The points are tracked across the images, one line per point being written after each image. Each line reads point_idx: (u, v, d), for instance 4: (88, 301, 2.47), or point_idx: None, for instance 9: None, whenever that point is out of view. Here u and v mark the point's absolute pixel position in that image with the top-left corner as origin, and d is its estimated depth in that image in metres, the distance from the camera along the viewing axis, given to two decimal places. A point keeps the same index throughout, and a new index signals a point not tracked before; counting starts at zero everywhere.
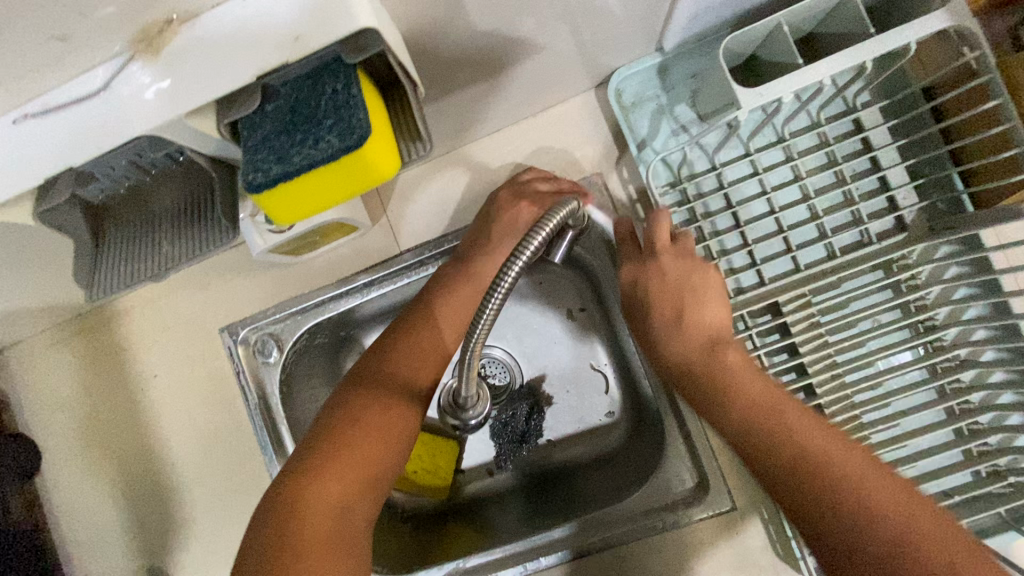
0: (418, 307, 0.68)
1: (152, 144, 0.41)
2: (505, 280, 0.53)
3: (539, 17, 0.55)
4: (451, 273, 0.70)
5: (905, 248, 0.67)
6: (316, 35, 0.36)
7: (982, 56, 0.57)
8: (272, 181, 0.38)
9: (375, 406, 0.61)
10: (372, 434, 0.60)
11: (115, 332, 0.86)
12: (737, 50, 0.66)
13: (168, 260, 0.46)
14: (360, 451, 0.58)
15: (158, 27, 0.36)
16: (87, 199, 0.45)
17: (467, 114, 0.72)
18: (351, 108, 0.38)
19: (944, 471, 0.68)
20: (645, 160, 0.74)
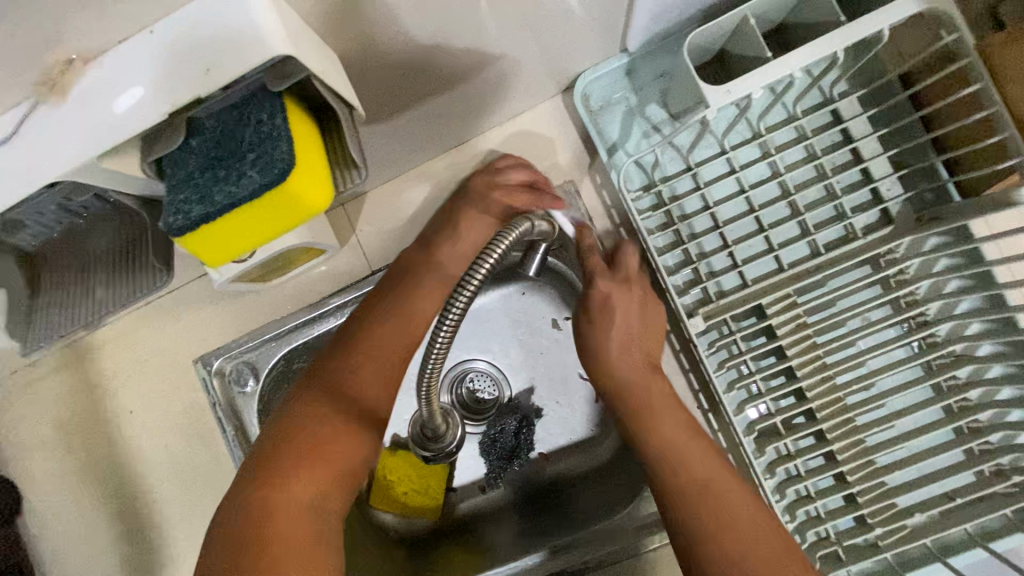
0: (366, 316, 0.63)
1: (75, 188, 0.39)
2: (455, 305, 0.53)
3: (490, 27, 0.53)
4: (412, 263, 0.65)
5: (891, 243, 0.64)
6: (226, 66, 0.33)
7: (959, 39, 0.55)
8: (194, 224, 0.36)
9: (331, 412, 0.58)
10: (333, 438, 0.57)
11: (90, 368, 0.85)
12: (704, 46, 0.64)
13: (108, 303, 0.48)
14: (324, 455, 0.55)
15: (60, 67, 0.34)
16: (18, 246, 0.43)
17: (430, 128, 0.70)
18: (275, 140, 0.36)
19: (945, 473, 0.65)
20: (617, 164, 0.71)
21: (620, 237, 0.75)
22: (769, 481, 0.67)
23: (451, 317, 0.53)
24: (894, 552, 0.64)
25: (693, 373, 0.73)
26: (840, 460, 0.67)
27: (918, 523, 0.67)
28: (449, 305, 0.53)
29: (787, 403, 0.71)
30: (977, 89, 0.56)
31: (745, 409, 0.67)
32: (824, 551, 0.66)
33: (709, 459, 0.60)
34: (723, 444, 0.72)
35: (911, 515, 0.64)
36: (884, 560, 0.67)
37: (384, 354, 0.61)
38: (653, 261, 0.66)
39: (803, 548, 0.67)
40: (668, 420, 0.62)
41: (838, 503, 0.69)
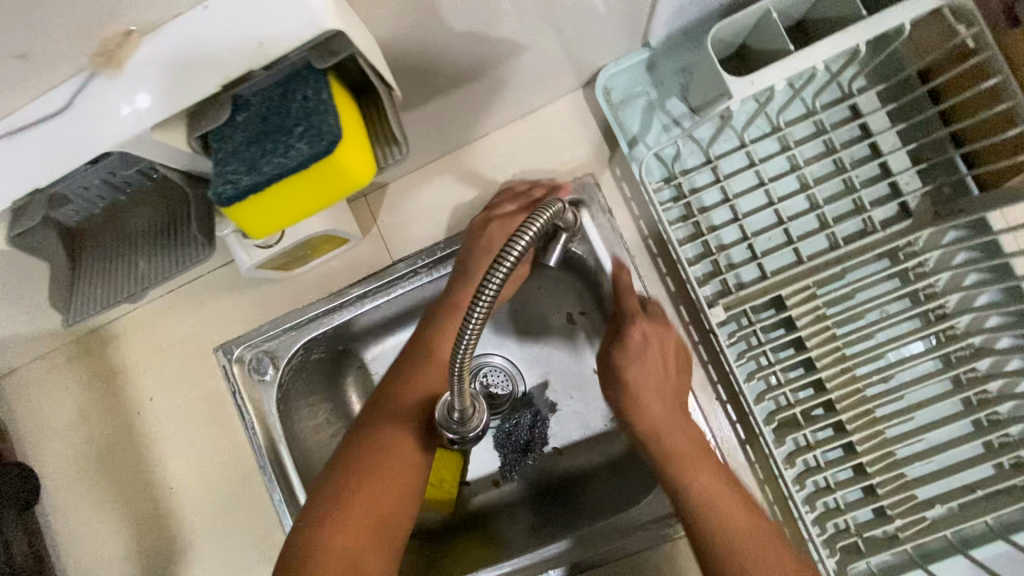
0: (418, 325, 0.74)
1: (123, 160, 0.40)
2: (488, 289, 0.46)
3: (519, 17, 0.54)
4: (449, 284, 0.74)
5: (911, 235, 0.65)
6: (281, 40, 0.34)
7: (979, 33, 0.56)
8: (242, 193, 0.36)
9: (382, 442, 0.65)
10: (391, 463, 0.64)
11: (110, 357, 0.85)
12: (725, 40, 0.65)
13: (145, 279, 0.44)
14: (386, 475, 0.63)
15: (117, 39, 0.34)
16: (63, 219, 0.44)
17: (453, 119, 0.71)
18: (322, 114, 0.37)
19: (964, 465, 0.65)
20: (637, 157, 0.72)
21: (639, 229, 0.76)
22: (789, 472, 0.68)
23: (482, 304, 0.46)
24: (915, 543, 0.64)
25: (712, 365, 0.74)
26: (860, 451, 0.67)
27: (937, 515, 0.67)
28: (479, 292, 0.46)
29: (806, 395, 0.71)
30: (997, 82, 0.57)
31: (765, 399, 0.68)
32: (843, 542, 0.66)
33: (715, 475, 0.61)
34: (742, 436, 0.72)
35: (931, 507, 0.64)
36: (903, 552, 0.67)
37: (415, 394, 0.69)
38: (674, 252, 0.67)
39: (822, 539, 0.67)
40: (685, 447, 0.63)
41: (857, 495, 0.69)
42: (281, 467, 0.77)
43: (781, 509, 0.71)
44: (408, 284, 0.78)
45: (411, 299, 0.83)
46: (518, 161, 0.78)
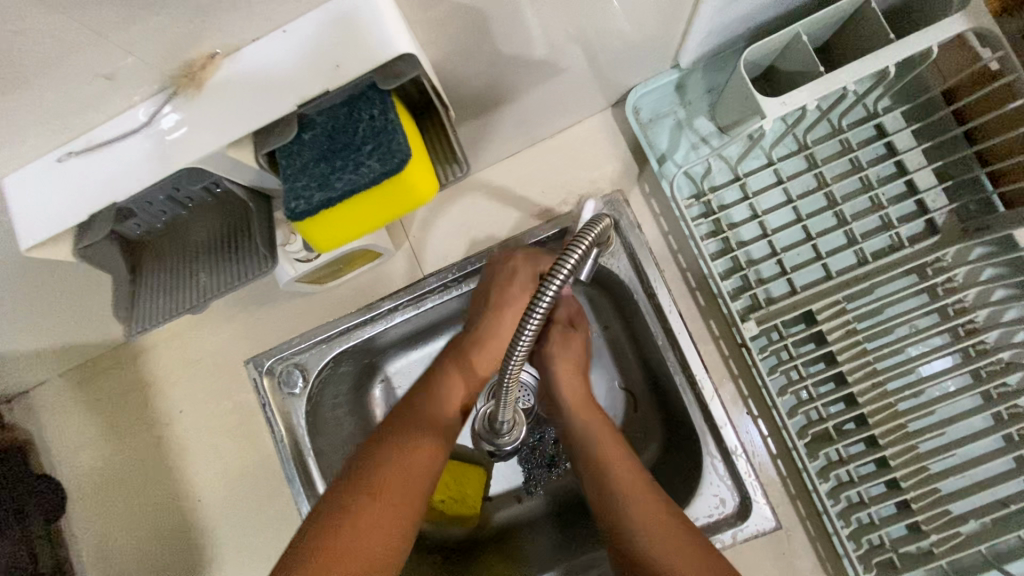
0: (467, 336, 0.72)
1: (192, 177, 0.41)
2: (535, 314, 0.46)
3: (559, 41, 0.56)
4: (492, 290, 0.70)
5: (939, 251, 0.66)
6: (354, 63, 0.36)
7: (1005, 56, 0.58)
8: (314, 208, 0.38)
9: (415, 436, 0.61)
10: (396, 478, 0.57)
11: (140, 368, 0.86)
12: (755, 62, 0.67)
13: (206, 291, 0.45)
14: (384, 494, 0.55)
15: (201, 62, 0.36)
16: (124, 232, 0.45)
17: (487, 138, 0.73)
18: (390, 134, 0.38)
19: (998, 481, 0.65)
20: (666, 174, 0.74)
21: (667, 244, 0.77)
22: (822, 487, 0.68)
23: (529, 330, 0.47)
24: (950, 559, 0.64)
25: (741, 379, 0.74)
26: (892, 466, 0.67)
27: (971, 531, 0.67)
28: (525, 321, 0.46)
29: (837, 409, 0.71)
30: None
31: (796, 413, 0.68)
32: (878, 558, 0.66)
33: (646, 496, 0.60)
34: (773, 450, 0.72)
35: (966, 522, 0.64)
36: (938, 568, 0.66)
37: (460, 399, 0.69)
38: (706, 267, 0.68)
39: (857, 555, 0.67)
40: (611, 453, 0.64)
41: (890, 510, 0.69)
42: (311, 480, 0.77)
43: (812, 524, 0.71)
44: (438, 298, 0.79)
45: (440, 313, 0.84)
46: (548, 178, 0.80)
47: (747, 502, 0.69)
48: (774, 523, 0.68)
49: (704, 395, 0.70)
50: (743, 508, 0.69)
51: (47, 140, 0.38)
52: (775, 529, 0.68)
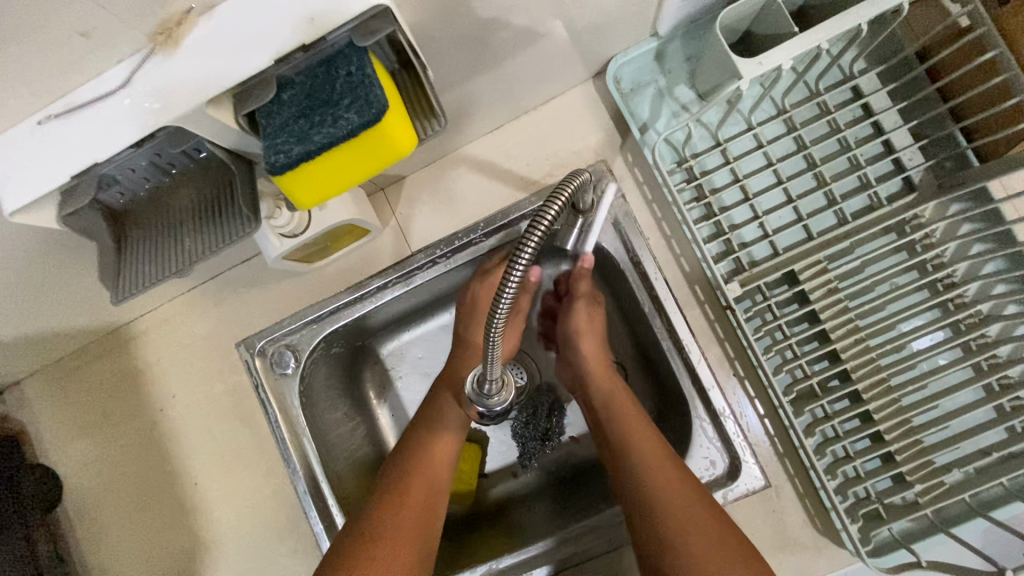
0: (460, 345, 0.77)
1: (171, 140, 0.41)
2: (517, 270, 0.46)
3: (536, 8, 0.57)
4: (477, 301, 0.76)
5: (916, 208, 0.67)
6: (331, 16, 0.37)
7: (975, 10, 0.59)
8: (294, 161, 0.39)
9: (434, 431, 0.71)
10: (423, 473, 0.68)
11: (131, 354, 0.86)
12: (731, 27, 0.68)
13: (192, 255, 0.45)
14: (417, 485, 0.67)
15: (176, 19, 0.37)
16: (107, 201, 0.45)
17: (470, 110, 0.73)
18: (367, 86, 0.39)
19: (979, 429, 0.67)
20: (648, 143, 0.74)
21: (652, 214, 0.78)
22: (808, 443, 0.69)
23: (511, 287, 0.46)
24: (934, 507, 0.66)
25: (728, 343, 0.75)
26: (876, 420, 0.69)
27: (956, 480, 0.68)
28: (507, 275, 0.46)
29: (821, 367, 0.72)
30: (995, 54, 0.59)
31: (782, 372, 0.69)
32: (864, 510, 0.68)
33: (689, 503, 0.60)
34: (760, 410, 0.74)
35: (949, 471, 0.66)
36: (924, 518, 0.68)
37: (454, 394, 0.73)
38: (689, 232, 0.69)
39: (843, 508, 0.68)
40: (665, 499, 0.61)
41: (876, 464, 0.71)
42: (307, 459, 0.77)
43: (801, 482, 0.73)
44: (427, 273, 0.80)
45: (430, 290, 0.85)
46: (531, 152, 0.81)
47: (736, 462, 0.70)
48: (763, 481, 0.69)
49: (691, 359, 0.71)
50: (734, 467, 0.70)
51: (27, 104, 0.38)
52: (764, 487, 0.69)
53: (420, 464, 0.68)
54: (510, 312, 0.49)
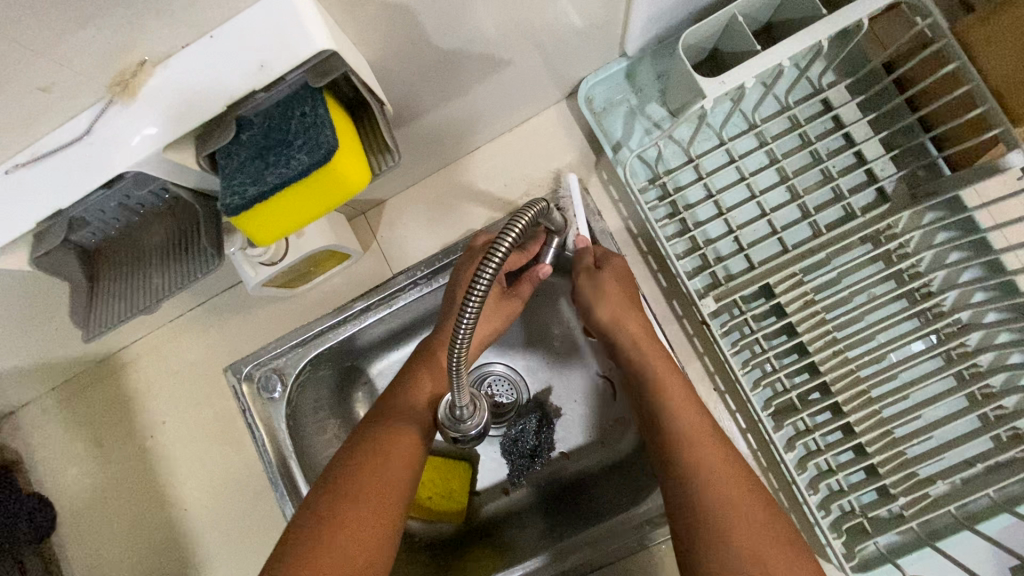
0: (426, 349, 0.73)
1: (137, 183, 0.43)
2: (484, 276, 0.46)
3: (501, 37, 0.58)
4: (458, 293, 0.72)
5: (889, 218, 0.67)
6: (278, 61, 0.38)
7: (934, 23, 0.60)
8: (249, 202, 0.40)
9: (398, 424, 0.66)
10: (387, 467, 0.62)
11: (122, 381, 0.88)
12: (697, 46, 0.69)
13: (160, 291, 0.47)
14: (377, 478, 0.61)
15: (132, 70, 0.38)
16: (81, 242, 0.47)
17: (445, 135, 0.74)
18: (319, 127, 0.40)
19: (963, 439, 0.66)
20: (621, 160, 0.75)
21: (629, 230, 0.79)
22: (790, 457, 0.69)
23: (479, 292, 0.45)
24: (920, 520, 0.65)
25: (707, 356, 0.76)
26: (858, 432, 0.68)
27: (941, 492, 0.68)
28: (468, 295, 0.46)
29: (801, 379, 0.72)
30: (957, 66, 0.60)
31: (761, 385, 0.69)
32: (849, 523, 0.67)
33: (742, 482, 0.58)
34: (743, 424, 0.74)
35: (933, 483, 0.65)
36: (910, 532, 0.67)
37: (420, 394, 0.70)
38: (662, 248, 0.69)
39: (828, 522, 0.68)
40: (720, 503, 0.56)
41: (860, 476, 0.70)
42: (294, 483, 0.78)
43: (786, 496, 0.72)
44: (409, 294, 0.80)
45: (413, 310, 0.86)
46: (508, 173, 0.82)
47: None
48: None
49: None
50: None
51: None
52: (749, 502, 0.68)
53: (380, 454, 0.63)
54: (475, 330, 0.48)
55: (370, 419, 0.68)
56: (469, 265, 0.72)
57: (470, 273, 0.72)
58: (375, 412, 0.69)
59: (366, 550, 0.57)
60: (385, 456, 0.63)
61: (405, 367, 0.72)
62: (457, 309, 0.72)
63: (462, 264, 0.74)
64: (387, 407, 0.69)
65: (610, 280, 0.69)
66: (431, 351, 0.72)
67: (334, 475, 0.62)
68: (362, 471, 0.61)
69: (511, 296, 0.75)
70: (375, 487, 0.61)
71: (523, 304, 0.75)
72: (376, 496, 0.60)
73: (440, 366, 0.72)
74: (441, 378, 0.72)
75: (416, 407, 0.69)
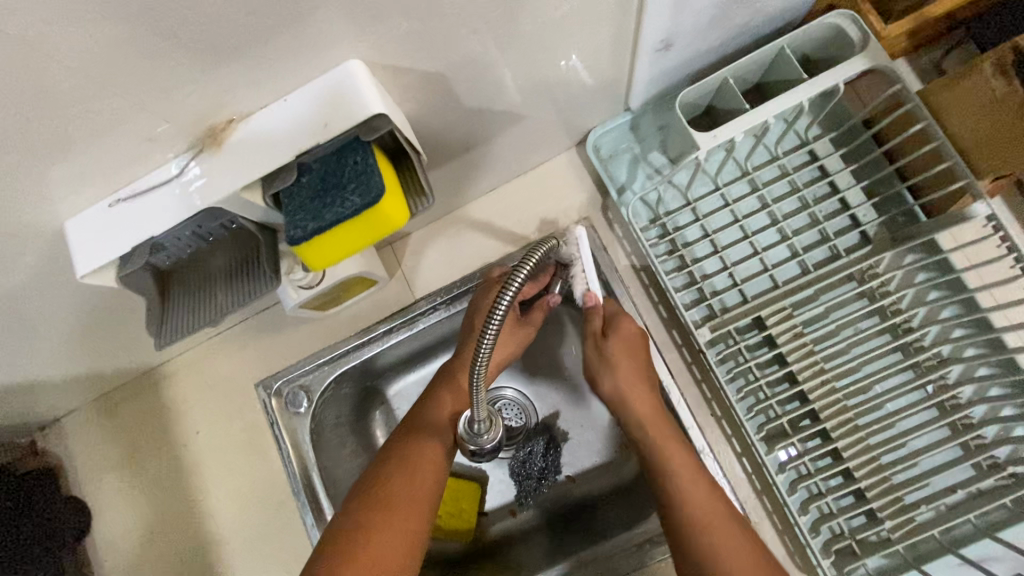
0: (447, 370, 0.79)
1: (214, 216, 0.51)
2: (501, 303, 0.53)
3: (520, 95, 0.67)
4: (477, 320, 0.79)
5: (870, 259, 0.74)
6: (339, 121, 0.46)
7: (903, 88, 0.68)
8: (309, 235, 0.48)
9: (423, 440, 0.72)
10: (414, 479, 0.68)
11: (160, 393, 0.95)
12: (694, 103, 0.77)
13: (224, 308, 0.55)
14: (405, 488, 0.67)
15: (221, 126, 0.47)
16: (156, 265, 0.55)
17: (467, 176, 0.83)
18: (369, 174, 0.48)
19: (946, 466, 0.70)
20: (625, 202, 0.83)
21: (632, 265, 0.86)
22: (782, 480, 0.73)
23: (497, 316, 0.52)
24: (906, 543, 0.69)
25: (705, 384, 0.81)
26: (846, 458, 0.73)
27: (927, 517, 0.72)
28: (487, 318, 0.52)
29: (792, 407, 0.77)
30: (924, 126, 0.67)
31: (754, 411, 0.74)
32: (839, 545, 0.71)
33: (728, 526, 0.63)
34: (738, 449, 0.78)
35: (917, 508, 0.69)
36: (897, 555, 0.71)
37: (443, 412, 0.76)
38: (662, 282, 0.76)
39: (819, 544, 0.71)
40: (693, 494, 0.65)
41: (849, 501, 0.74)
42: (315, 493, 0.83)
43: (780, 518, 0.76)
44: (429, 319, 0.87)
45: (432, 334, 0.93)
46: (522, 210, 0.90)
47: None
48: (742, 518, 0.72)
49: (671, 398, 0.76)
50: None
51: (102, 191, 0.49)
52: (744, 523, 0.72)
53: (407, 466, 0.69)
54: (493, 349, 0.55)
55: (396, 434, 0.74)
56: (487, 295, 0.79)
57: (487, 301, 0.79)
58: (401, 428, 0.75)
59: (401, 553, 0.63)
60: (411, 469, 0.69)
61: (427, 387, 0.79)
62: (476, 334, 0.79)
63: (480, 293, 0.81)
64: (414, 423, 0.75)
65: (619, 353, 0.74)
66: (451, 373, 0.78)
67: (366, 485, 0.68)
68: (392, 482, 0.67)
69: (524, 322, 0.82)
70: (403, 496, 0.66)
71: (535, 330, 0.81)
72: (405, 504, 0.66)
73: (460, 386, 0.78)
74: (461, 397, 0.78)
75: (438, 424, 0.75)
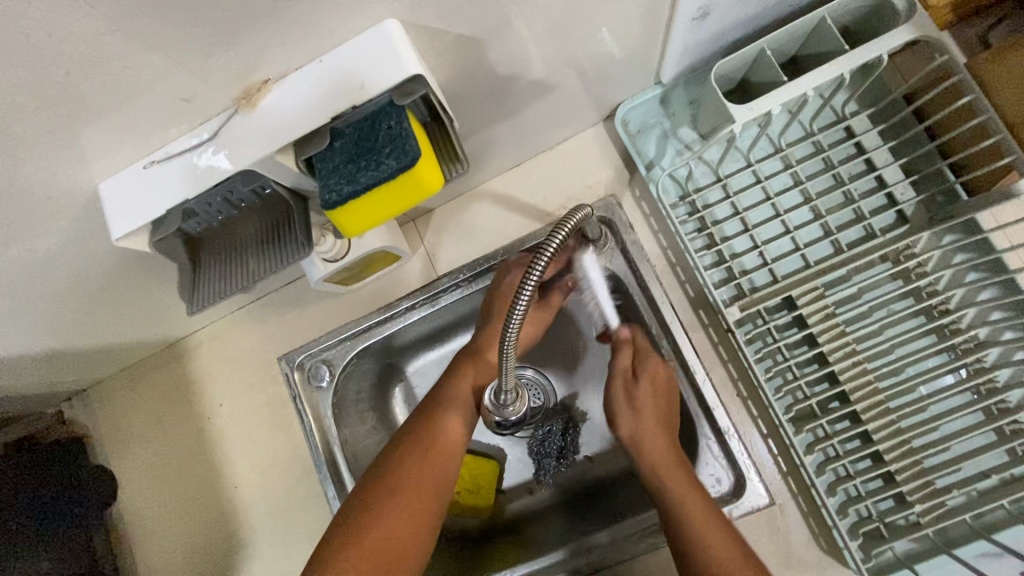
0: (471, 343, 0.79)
1: (245, 178, 0.49)
2: (533, 275, 0.52)
3: (549, 65, 0.65)
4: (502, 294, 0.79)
5: (908, 239, 0.72)
6: (376, 82, 0.46)
7: (950, 59, 0.65)
8: (344, 199, 0.48)
9: (446, 410, 0.73)
10: (437, 447, 0.69)
11: (183, 365, 0.95)
12: (728, 75, 0.75)
13: (255, 274, 0.55)
14: (428, 456, 0.68)
15: (256, 87, 0.47)
16: (188, 230, 0.54)
17: (492, 150, 0.82)
18: (404, 138, 0.48)
19: (979, 451, 0.69)
20: (654, 178, 0.81)
21: (659, 243, 0.85)
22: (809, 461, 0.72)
23: (529, 288, 0.51)
24: (935, 527, 0.68)
25: (731, 364, 0.80)
26: (875, 440, 0.72)
27: (958, 502, 0.70)
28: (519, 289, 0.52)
29: (821, 388, 0.76)
30: (970, 99, 0.65)
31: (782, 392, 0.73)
32: (866, 528, 0.70)
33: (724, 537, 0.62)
34: (764, 430, 0.78)
35: (949, 493, 0.68)
36: (925, 539, 0.70)
37: (466, 382, 0.76)
38: (691, 260, 0.74)
39: (845, 525, 0.71)
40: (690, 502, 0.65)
41: (877, 484, 0.73)
42: (337, 466, 0.84)
43: (805, 500, 0.76)
44: (451, 296, 0.87)
45: (453, 311, 0.92)
46: (547, 187, 0.89)
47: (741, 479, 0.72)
48: (767, 499, 0.71)
49: (696, 378, 0.75)
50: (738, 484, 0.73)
51: (137, 153, 0.49)
52: (769, 504, 0.71)
53: (430, 435, 0.70)
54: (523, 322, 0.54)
55: (421, 403, 0.75)
56: (513, 270, 0.80)
57: (511, 277, 0.79)
58: (425, 398, 0.75)
59: (424, 519, 0.64)
60: (434, 438, 0.69)
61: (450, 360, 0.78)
62: (501, 308, 0.79)
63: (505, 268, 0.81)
64: (439, 393, 0.75)
65: (646, 392, 0.74)
66: (475, 344, 0.78)
67: (389, 451, 0.68)
68: (415, 449, 0.68)
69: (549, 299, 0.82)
70: (425, 464, 0.67)
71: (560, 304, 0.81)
72: (428, 471, 0.66)
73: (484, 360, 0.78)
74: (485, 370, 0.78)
75: (462, 395, 0.75)
